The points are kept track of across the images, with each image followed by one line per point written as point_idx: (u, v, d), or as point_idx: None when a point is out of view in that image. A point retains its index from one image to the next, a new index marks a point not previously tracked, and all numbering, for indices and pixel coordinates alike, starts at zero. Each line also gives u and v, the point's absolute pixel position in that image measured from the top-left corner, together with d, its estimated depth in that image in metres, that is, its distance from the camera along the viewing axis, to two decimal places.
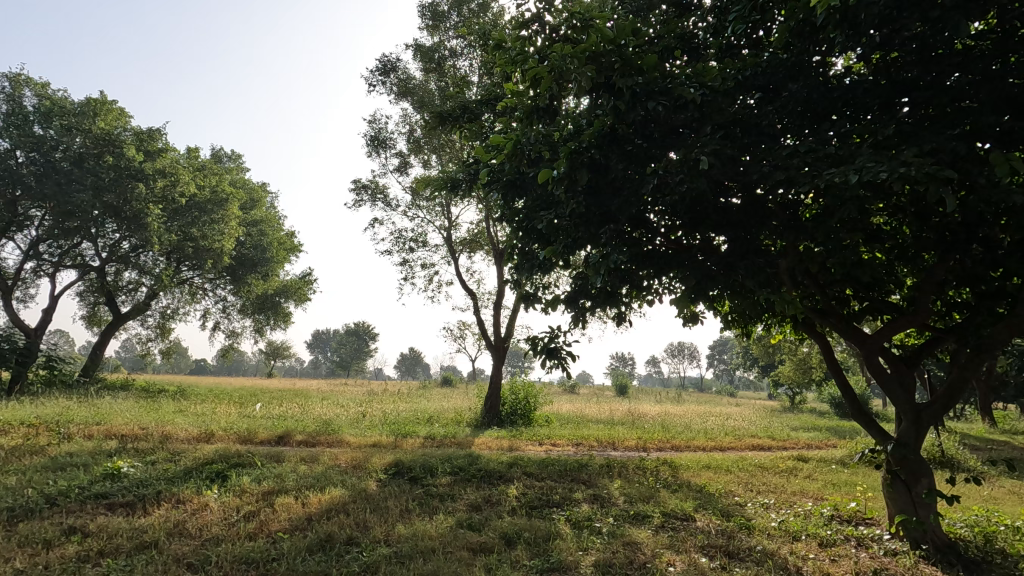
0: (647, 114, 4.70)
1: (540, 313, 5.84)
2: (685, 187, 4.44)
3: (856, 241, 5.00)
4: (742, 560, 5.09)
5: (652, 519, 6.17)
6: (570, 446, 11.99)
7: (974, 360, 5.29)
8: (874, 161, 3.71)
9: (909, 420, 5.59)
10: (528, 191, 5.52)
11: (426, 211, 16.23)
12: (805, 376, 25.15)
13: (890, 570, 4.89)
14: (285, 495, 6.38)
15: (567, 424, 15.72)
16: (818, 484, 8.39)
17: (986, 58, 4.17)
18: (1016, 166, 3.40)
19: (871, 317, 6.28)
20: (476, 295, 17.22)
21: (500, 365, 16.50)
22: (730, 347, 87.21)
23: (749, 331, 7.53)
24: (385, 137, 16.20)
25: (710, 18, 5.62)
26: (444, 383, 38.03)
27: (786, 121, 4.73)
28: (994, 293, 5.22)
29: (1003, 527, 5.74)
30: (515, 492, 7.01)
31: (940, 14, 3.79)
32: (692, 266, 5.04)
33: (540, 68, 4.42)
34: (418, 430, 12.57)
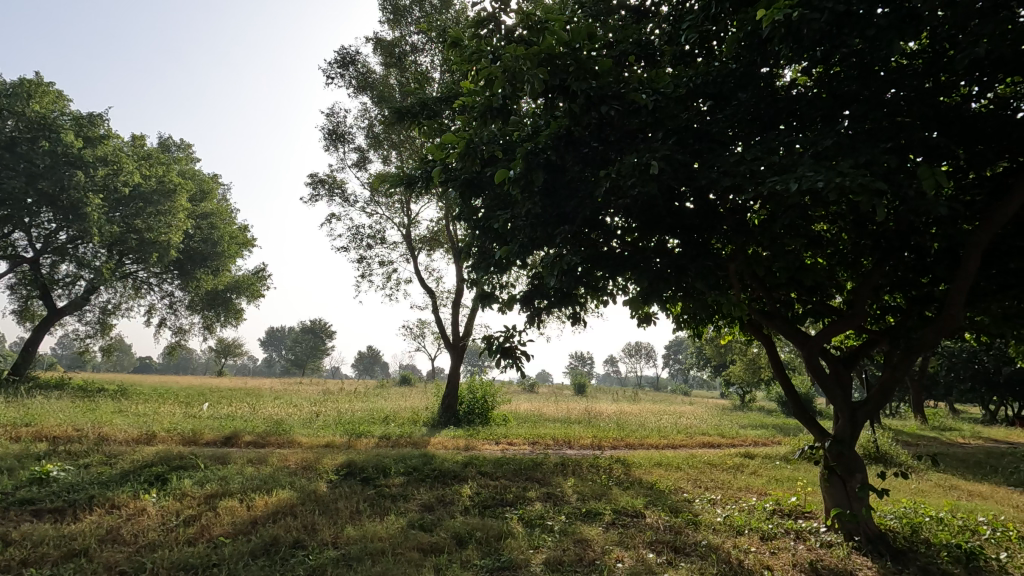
0: (602, 118, 4.76)
1: (496, 313, 5.85)
2: (637, 191, 4.51)
3: (799, 246, 5.21)
4: (687, 555, 5.24)
5: (602, 516, 6.28)
6: (526, 445, 12.06)
7: (906, 361, 5.54)
8: (813, 170, 3.87)
9: (845, 417, 5.83)
10: (484, 190, 5.52)
11: (385, 208, 16.04)
12: (754, 375, 26.06)
13: (825, 561, 5.12)
14: (230, 498, 6.16)
15: (524, 423, 15.79)
16: (762, 479, 8.73)
17: (919, 76, 4.40)
18: (941, 180, 3.61)
19: (814, 319, 6.53)
20: (434, 294, 17.14)
21: (458, 364, 16.43)
22: (685, 347, 89.69)
23: (701, 331, 7.73)
24: (344, 131, 15.88)
25: (665, 25, 5.75)
26: (402, 382, 37.56)
27: (735, 129, 4.88)
28: (924, 298, 5.66)
29: (928, 518, 6.10)
30: (468, 491, 6.99)
31: (875, 33, 3.97)
32: (645, 268, 5.13)
33: (495, 69, 4.41)
34: (372, 430, 12.38)
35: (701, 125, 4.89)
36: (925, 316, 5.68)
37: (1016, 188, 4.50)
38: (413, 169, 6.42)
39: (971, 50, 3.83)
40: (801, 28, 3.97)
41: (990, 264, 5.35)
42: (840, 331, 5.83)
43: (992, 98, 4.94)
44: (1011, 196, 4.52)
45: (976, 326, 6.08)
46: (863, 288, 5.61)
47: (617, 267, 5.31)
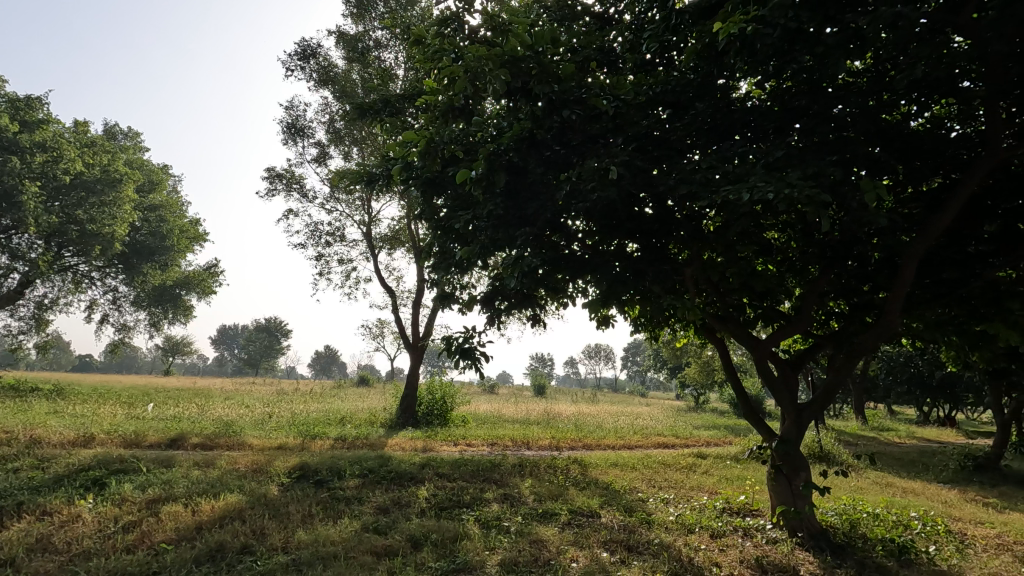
0: (564, 122, 4.81)
1: (456, 313, 5.83)
2: (597, 195, 4.58)
3: (751, 253, 5.40)
4: (641, 553, 5.34)
5: (559, 516, 6.33)
6: (485, 446, 12.05)
7: (847, 365, 5.81)
8: (764, 181, 4.01)
9: (792, 418, 6.07)
10: (446, 189, 5.49)
11: (345, 205, 15.73)
12: (708, 377, 26.82)
13: (771, 557, 5.31)
14: (173, 503, 5.91)
15: (483, 425, 15.77)
16: (713, 478, 8.99)
17: (864, 94, 4.63)
18: (881, 193, 3.80)
19: (764, 323, 6.77)
20: (394, 293, 16.93)
21: (417, 364, 16.27)
22: (643, 349, 91.57)
23: (657, 334, 7.91)
24: (303, 125, 15.49)
25: (627, 34, 5.87)
26: (360, 383, 36.92)
27: (692, 137, 5.02)
28: (865, 305, 5.96)
29: (866, 514, 6.41)
30: (425, 493, 6.92)
31: (823, 51, 4.15)
32: (605, 271, 5.21)
33: (457, 69, 4.40)
34: (328, 431, 12.10)
35: (660, 133, 5.00)
36: (866, 322, 5.97)
37: (948, 203, 4.80)
38: (373, 167, 6.33)
39: (910, 72, 4.05)
40: (755, 43, 4.11)
41: (924, 273, 5.67)
42: (788, 335, 6.06)
43: (929, 117, 5.25)
44: (944, 210, 4.81)
45: (911, 332, 6.45)
46: (810, 295, 5.86)
47: (577, 270, 5.37)
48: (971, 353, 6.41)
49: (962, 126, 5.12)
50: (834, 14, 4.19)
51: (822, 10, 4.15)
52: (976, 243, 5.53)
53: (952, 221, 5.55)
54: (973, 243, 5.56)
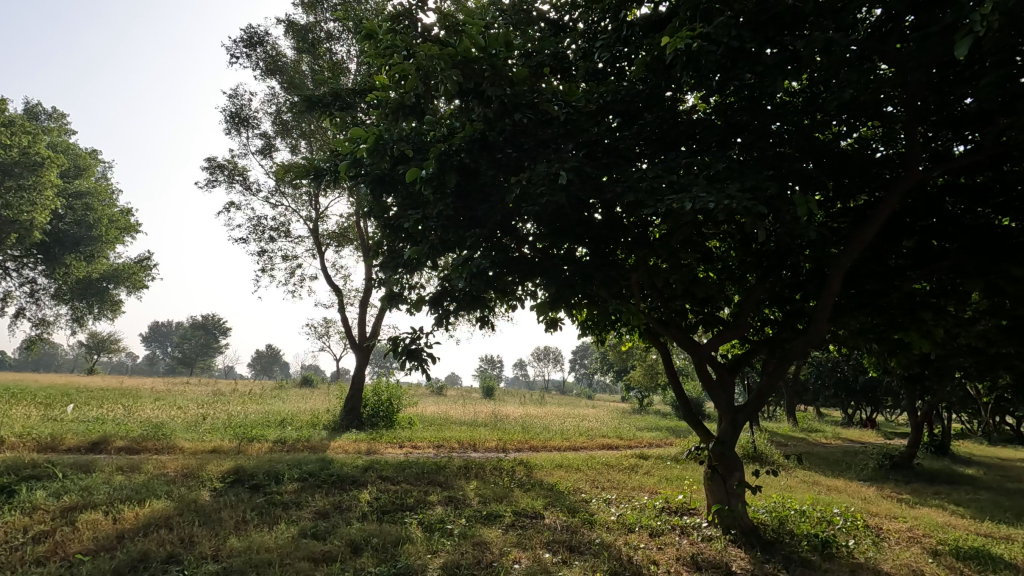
0: (515, 125, 4.82)
1: (404, 313, 5.74)
2: (546, 200, 4.61)
3: (693, 261, 5.59)
4: (582, 553, 5.42)
5: (503, 518, 6.35)
6: (431, 448, 11.93)
7: (780, 369, 6.10)
8: (706, 191, 4.15)
9: (728, 420, 6.31)
10: (396, 188, 5.39)
11: (291, 200, 15.23)
12: (652, 380, 27.62)
13: (706, 554, 5.52)
14: (92, 511, 5.53)
15: (429, 426, 15.60)
16: (654, 478, 9.25)
17: (799, 113, 4.89)
18: (812, 208, 4.02)
19: (704, 329, 7.02)
20: (341, 292, 16.54)
21: (363, 365, 15.93)
22: (590, 352, 93.32)
23: (604, 337, 8.06)
24: (248, 115, 14.90)
25: (580, 42, 5.97)
26: (303, 383, 35.79)
27: (641, 146, 5.16)
28: (796, 313, 6.28)
29: (794, 510, 6.76)
30: (367, 496, 6.78)
31: (763, 70, 4.35)
32: (553, 274, 5.26)
33: (408, 67, 4.35)
34: (267, 434, 11.64)
35: (609, 140, 5.10)
36: (797, 329, 6.28)
37: (872, 219, 5.13)
38: (320, 162, 6.15)
39: (840, 94, 4.30)
40: (700, 58, 4.25)
41: (850, 284, 6.04)
42: (726, 340, 6.30)
43: (857, 138, 5.60)
44: (868, 225, 5.15)
45: (837, 339, 6.86)
46: (747, 302, 6.12)
47: (527, 273, 5.39)
48: (890, 359, 6.89)
49: (886, 147, 5.50)
50: (773, 36, 4.40)
51: (763, 31, 4.34)
52: (896, 256, 5.94)
53: (875, 236, 5.94)
54: (893, 257, 5.96)
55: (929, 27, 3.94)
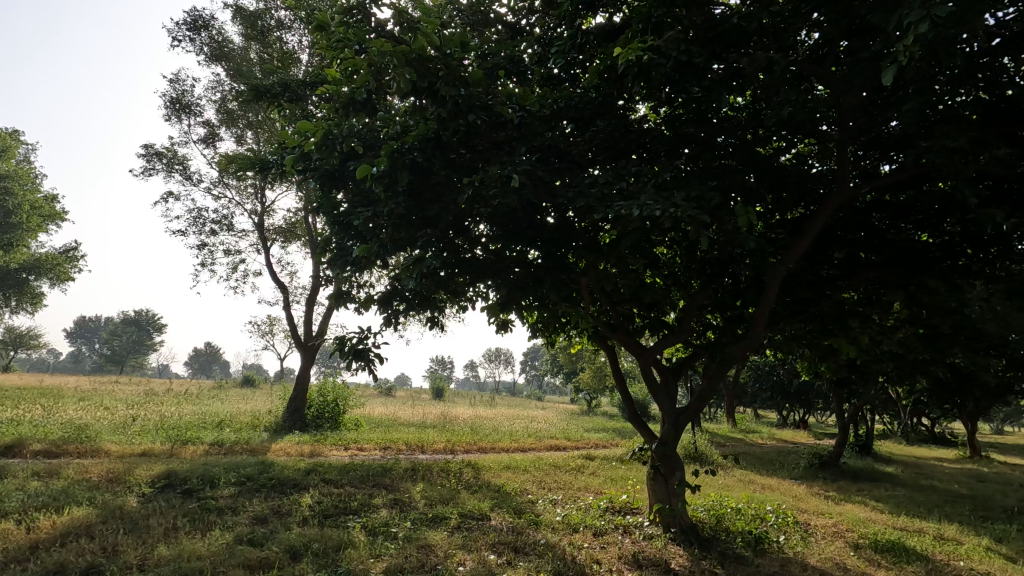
0: (469, 127, 4.82)
1: (352, 312, 5.61)
2: (499, 202, 4.63)
3: (641, 266, 5.74)
4: (526, 554, 5.45)
5: (448, 520, 6.31)
6: (377, 450, 11.71)
7: (720, 372, 6.33)
8: (654, 200, 4.27)
9: (670, 422, 6.49)
10: (347, 184, 5.27)
11: (235, 192, 14.64)
12: (600, 382, 28.14)
13: (647, 552, 5.66)
14: (2, 521, 5.12)
15: (376, 428, 15.32)
16: (599, 479, 9.43)
17: (743, 127, 5.11)
18: (751, 219, 4.20)
19: (650, 332, 7.21)
20: (287, 289, 16.02)
21: (308, 364, 15.48)
22: (541, 354, 94.40)
23: (554, 339, 8.15)
24: (190, 102, 14.21)
25: (536, 46, 6.07)
26: (244, 383, 34.41)
27: (593, 152, 5.27)
28: (736, 318, 6.55)
29: (730, 508, 7.04)
30: (308, 500, 6.59)
31: (709, 85, 4.51)
32: (505, 276, 5.27)
33: (360, 61, 4.26)
34: (203, 435, 11.11)
35: (562, 146, 5.17)
36: (736, 333, 6.55)
37: (807, 231, 5.42)
38: (266, 154, 5.94)
39: (780, 111, 4.52)
40: (650, 70, 4.37)
41: (786, 292, 6.36)
42: (670, 344, 6.49)
43: (795, 154, 5.89)
44: (803, 237, 5.43)
45: (773, 343, 7.21)
46: (690, 307, 6.33)
47: (479, 274, 5.39)
48: (820, 364, 7.30)
49: (820, 164, 5.83)
50: (720, 52, 4.59)
51: (710, 48, 4.51)
52: (828, 267, 6.30)
53: (809, 247, 6.28)
54: (825, 267, 6.32)
55: (859, 53, 4.20)
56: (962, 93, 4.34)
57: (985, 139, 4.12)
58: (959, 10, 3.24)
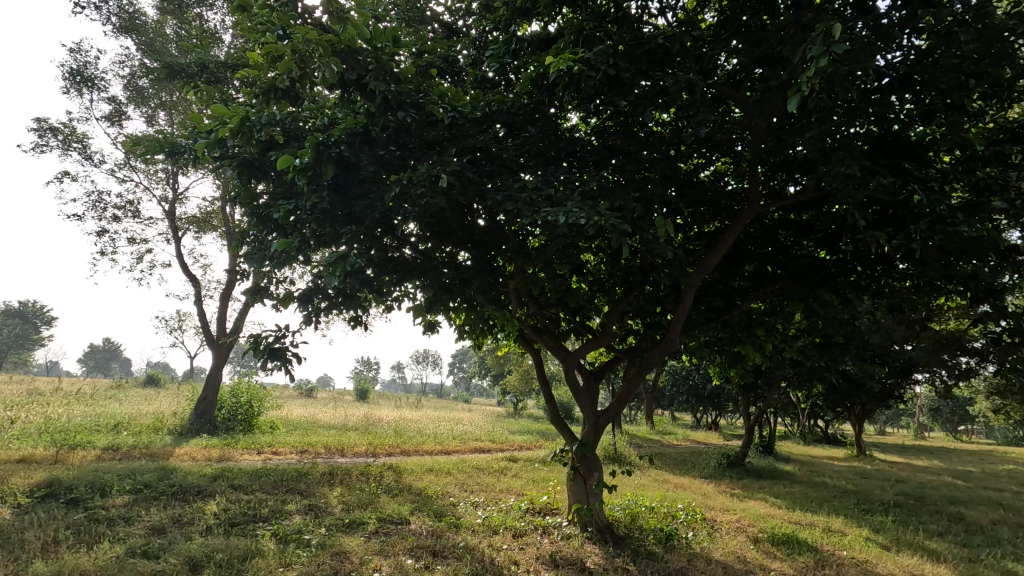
0: (400, 124, 4.73)
1: (268, 309, 5.36)
2: (427, 202, 4.56)
3: (567, 272, 5.86)
4: (445, 558, 5.40)
5: (366, 525, 6.15)
6: (293, 454, 11.21)
7: (638, 376, 6.56)
8: (579, 207, 4.36)
9: (590, 424, 6.65)
10: (268, 174, 5.02)
11: (143, 177, 13.58)
12: (526, 385, 28.52)
13: (564, 551, 5.79)
14: None
15: (294, 431, 14.66)
16: (521, 481, 9.53)
17: (666, 142, 5.35)
18: (670, 229, 4.39)
19: (575, 336, 7.37)
20: (199, 282, 15.03)
21: (221, 363, 14.57)
22: (469, 356, 94.16)
23: (481, 341, 8.15)
24: (94, 75, 13.02)
25: (471, 49, 6.13)
26: (146, 382, 31.83)
27: (524, 158, 5.33)
28: (655, 325, 6.81)
29: (645, 507, 7.33)
30: (213, 508, 6.19)
31: (636, 99, 4.68)
32: (431, 276, 5.22)
33: (282, 47, 3.90)
34: (95, 439, 10.17)
35: (494, 149, 5.19)
36: (655, 340, 6.82)
37: (721, 244, 5.74)
38: (177, 136, 5.53)
39: (699, 129, 4.76)
40: (581, 81, 4.46)
41: (699, 301, 6.73)
42: (593, 349, 6.66)
43: (713, 171, 6.24)
44: (716, 249, 5.76)
45: (688, 349, 7.60)
46: (612, 312, 6.54)
47: (405, 274, 5.30)
48: (730, 369, 7.78)
49: (735, 181, 6.22)
50: (647, 70, 4.77)
51: (638, 65, 4.69)
52: (738, 278, 6.74)
53: (723, 259, 6.69)
54: (737, 278, 6.75)
55: (771, 81, 4.52)
56: (857, 125, 4.78)
57: (872, 168, 4.56)
58: (853, 49, 3.58)
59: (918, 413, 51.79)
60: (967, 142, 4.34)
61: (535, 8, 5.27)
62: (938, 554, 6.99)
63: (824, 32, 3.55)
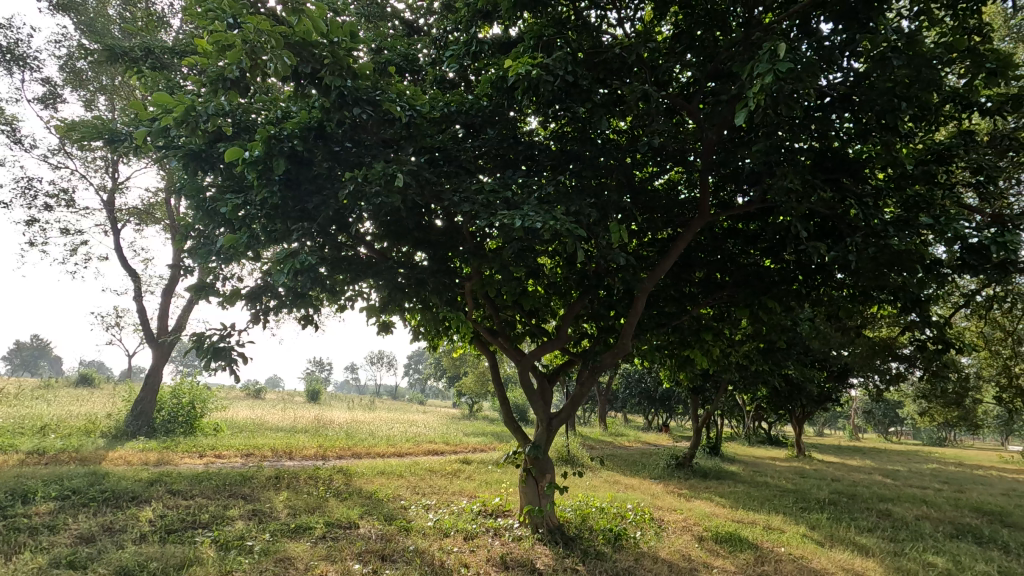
0: (355, 120, 4.64)
1: (213, 307, 5.16)
2: (381, 201, 4.49)
3: (523, 274, 5.89)
4: (394, 562, 5.32)
5: (313, 530, 5.99)
6: (238, 457, 10.81)
7: (591, 378, 6.65)
8: (535, 211, 4.39)
9: (543, 426, 6.69)
10: (216, 166, 4.83)
11: (79, 164, 12.82)
12: (482, 387, 28.52)
13: (514, 553, 5.81)
14: None
15: (239, 433, 14.15)
16: (474, 483, 9.51)
17: (622, 150, 5.46)
18: (624, 235, 4.48)
19: (530, 339, 7.41)
20: (139, 277, 14.29)
21: (161, 362, 13.90)
22: (425, 358, 93.28)
23: (436, 343, 8.09)
24: (26, 54, 12.20)
25: (432, 48, 6.10)
26: (78, 382, 30.03)
27: (482, 160, 5.34)
28: (608, 329, 6.93)
29: (595, 508, 7.45)
30: (149, 514, 5.90)
31: (594, 106, 4.75)
32: (386, 276, 5.15)
33: (232, 36, 3.75)
34: (18, 443, 9.50)
35: (452, 150, 5.17)
36: (608, 343, 6.94)
37: (673, 251, 5.90)
38: (116, 123, 5.24)
39: (653, 138, 4.88)
40: (540, 86, 4.49)
41: (651, 305, 6.90)
42: (548, 351, 6.70)
43: (667, 180, 6.42)
44: (668, 256, 5.91)
45: (640, 352, 7.78)
46: (567, 315, 6.62)
47: (359, 273, 5.21)
48: (679, 372, 8.00)
49: (687, 190, 6.42)
50: (604, 78, 4.85)
51: (597, 73, 4.76)
52: (689, 284, 6.95)
53: (674, 265, 6.88)
54: (687, 285, 6.95)
55: (723, 95, 4.68)
56: (801, 141, 5.01)
57: (813, 183, 4.79)
58: (797, 69, 3.75)
59: (853, 415, 54.71)
60: (898, 161, 4.63)
61: (496, 11, 5.28)
62: (866, 548, 7.41)
63: (771, 50, 3.71)
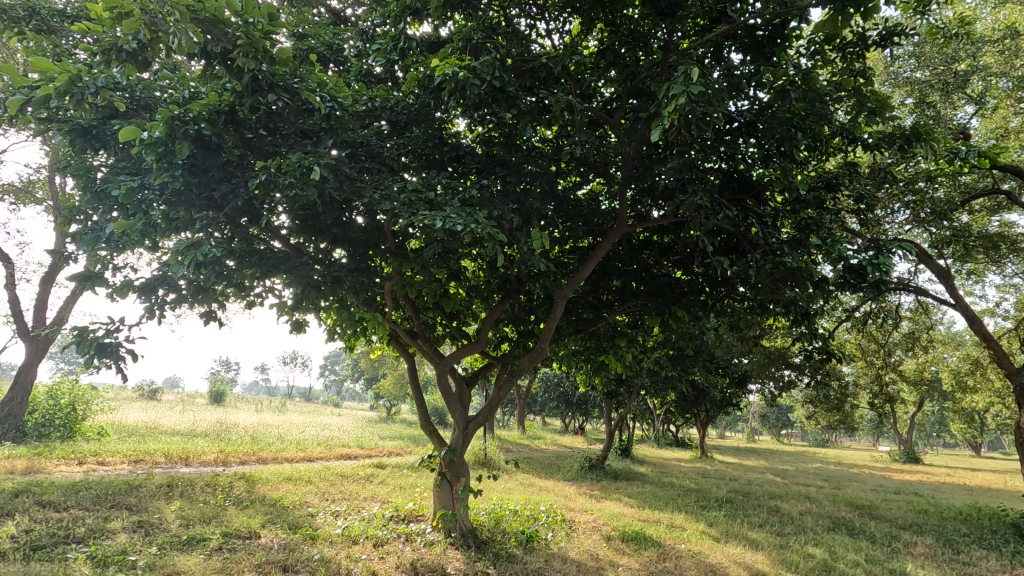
0: (270, 107, 4.37)
1: (101, 299, 4.68)
2: (296, 194, 4.26)
3: (444, 276, 5.82)
4: (297, 572, 5.06)
5: (207, 542, 5.59)
6: (124, 464, 9.87)
7: (509, 381, 6.67)
8: (457, 212, 4.35)
9: (459, 430, 6.62)
10: (108, 144, 4.38)
11: None
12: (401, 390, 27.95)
13: (425, 558, 5.71)
14: None
15: (127, 437, 12.94)
16: (387, 487, 9.28)
17: (548, 158, 5.54)
18: (545, 241, 4.54)
19: (450, 341, 7.32)
20: (13, 263, 12.76)
21: (37, 359, 12.46)
22: (342, 358, 90.11)
23: (353, 343, 7.82)
24: None
25: (359, 40, 5.93)
26: None
27: (406, 158, 5.23)
28: (528, 333, 6.99)
29: (509, 511, 7.49)
30: (11, 530, 5.24)
31: (520, 112, 4.79)
32: (299, 274, 4.90)
33: (127, 4, 3.39)
34: None
35: (375, 146, 5.03)
36: (527, 347, 6.99)
37: (592, 259, 6.07)
38: None
39: (577, 148, 4.99)
40: (465, 89, 4.46)
41: (570, 311, 7.06)
42: (466, 354, 6.63)
43: (589, 190, 6.62)
44: (587, 264, 6.07)
45: (558, 356, 7.93)
46: (488, 318, 6.61)
47: (270, 269, 4.92)
48: (594, 376, 8.24)
49: (608, 201, 6.64)
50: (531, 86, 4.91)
51: (526, 81, 4.80)
52: (606, 292, 7.18)
53: (594, 272, 7.09)
54: (605, 292, 7.19)
55: (643, 111, 4.88)
56: (712, 160, 5.33)
57: (720, 201, 5.11)
58: (708, 94, 3.97)
59: (750, 419, 58.90)
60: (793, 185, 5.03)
61: (425, 8, 5.22)
62: (757, 543, 7.97)
63: (687, 73, 3.89)
